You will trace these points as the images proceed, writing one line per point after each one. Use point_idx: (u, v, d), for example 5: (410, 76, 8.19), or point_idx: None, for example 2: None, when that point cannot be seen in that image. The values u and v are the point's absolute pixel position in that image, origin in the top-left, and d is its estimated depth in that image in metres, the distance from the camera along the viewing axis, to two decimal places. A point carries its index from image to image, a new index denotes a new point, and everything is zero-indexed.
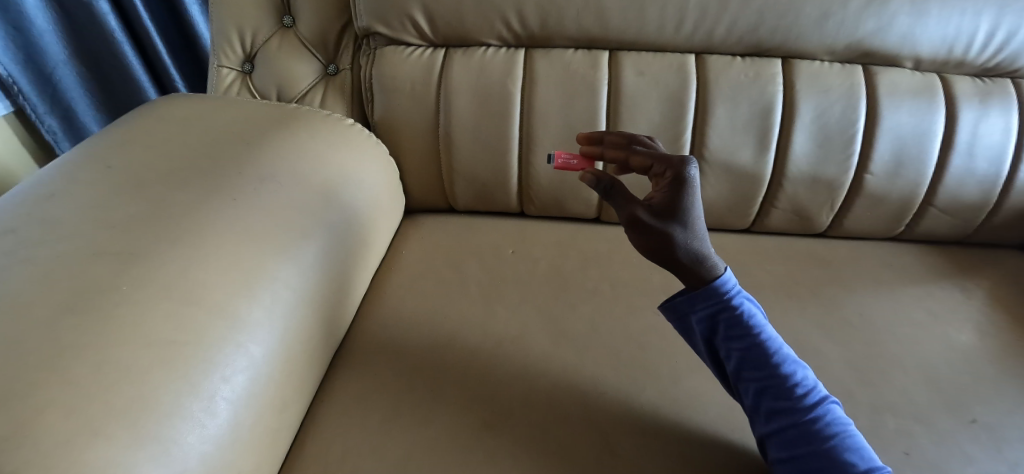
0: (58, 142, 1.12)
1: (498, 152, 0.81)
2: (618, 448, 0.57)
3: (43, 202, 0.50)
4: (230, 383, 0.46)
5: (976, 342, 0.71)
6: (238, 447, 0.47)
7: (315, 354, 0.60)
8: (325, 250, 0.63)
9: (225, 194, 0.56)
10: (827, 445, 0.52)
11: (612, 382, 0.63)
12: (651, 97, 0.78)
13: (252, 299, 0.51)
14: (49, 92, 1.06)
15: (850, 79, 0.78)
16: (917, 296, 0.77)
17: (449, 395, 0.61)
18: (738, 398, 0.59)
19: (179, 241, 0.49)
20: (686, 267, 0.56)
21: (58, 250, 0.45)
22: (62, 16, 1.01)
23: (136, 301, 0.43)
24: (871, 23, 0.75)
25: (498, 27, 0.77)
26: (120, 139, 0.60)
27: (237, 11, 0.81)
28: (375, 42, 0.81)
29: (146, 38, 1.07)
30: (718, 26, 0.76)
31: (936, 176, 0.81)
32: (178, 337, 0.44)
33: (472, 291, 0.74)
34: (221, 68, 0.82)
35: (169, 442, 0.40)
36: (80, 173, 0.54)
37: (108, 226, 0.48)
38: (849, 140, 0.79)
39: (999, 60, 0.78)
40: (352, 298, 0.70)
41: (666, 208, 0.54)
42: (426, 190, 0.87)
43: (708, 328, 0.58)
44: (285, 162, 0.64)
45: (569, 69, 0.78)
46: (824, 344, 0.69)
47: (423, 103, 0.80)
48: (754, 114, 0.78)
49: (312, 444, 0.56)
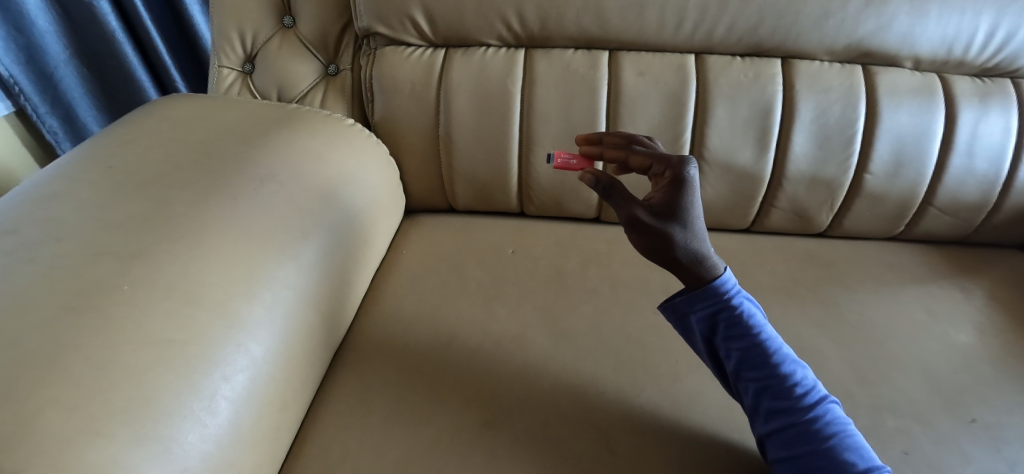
0: (59, 143, 1.12)
1: (498, 152, 0.81)
2: (618, 448, 0.57)
3: (43, 202, 0.50)
4: (230, 383, 0.46)
5: (976, 342, 0.71)
6: (239, 447, 0.47)
7: (315, 354, 0.60)
8: (325, 250, 0.63)
9: (225, 195, 0.56)
10: (826, 445, 0.52)
11: (612, 382, 0.63)
12: (651, 97, 0.78)
13: (252, 299, 0.51)
14: (50, 92, 1.07)
15: (850, 79, 0.78)
16: (917, 295, 0.77)
17: (449, 394, 0.61)
18: (738, 397, 0.59)
19: (179, 241, 0.49)
20: (685, 267, 0.56)
21: (58, 250, 0.45)
22: (63, 16, 1.01)
23: (137, 301, 0.43)
24: (871, 23, 0.75)
25: (498, 27, 0.77)
26: (120, 140, 0.60)
27: (237, 11, 0.81)
28: (375, 42, 0.81)
29: (146, 38, 1.07)
30: (718, 27, 0.76)
31: (936, 176, 0.81)
32: (178, 336, 0.44)
33: (472, 291, 0.74)
34: (222, 68, 0.82)
35: (169, 441, 0.40)
36: (81, 173, 0.54)
37: (109, 226, 0.48)
38: (849, 140, 0.79)
39: (999, 60, 0.78)
40: (352, 298, 0.70)
41: (665, 208, 0.54)
42: (426, 190, 0.87)
43: (708, 328, 0.58)
44: (286, 162, 0.64)
45: (569, 69, 0.78)
46: (824, 344, 0.69)
47: (424, 103, 0.80)
48: (754, 114, 0.78)
49: (312, 444, 0.57)
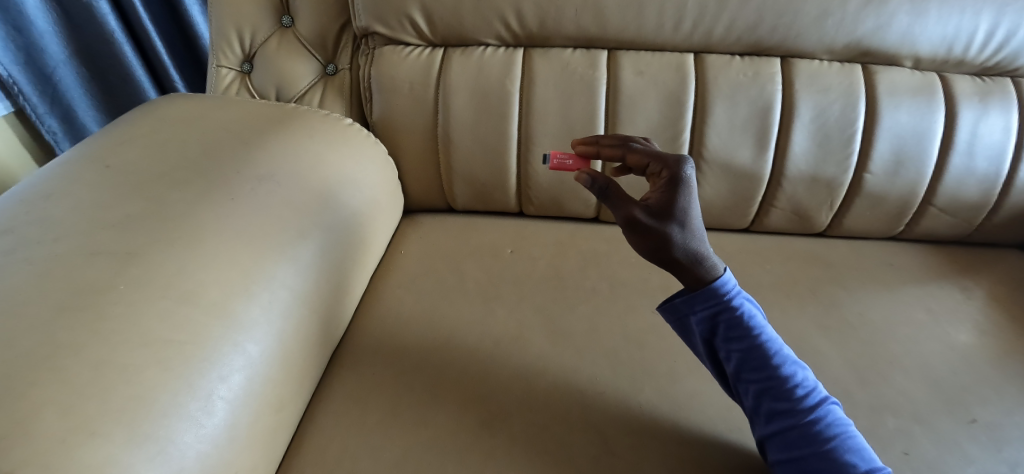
0: (58, 142, 1.12)
1: (497, 152, 0.81)
2: (617, 448, 0.57)
3: (40, 202, 0.50)
4: (227, 382, 0.46)
5: (975, 342, 0.70)
6: (235, 446, 0.47)
7: (312, 355, 0.60)
8: (323, 250, 0.63)
9: (223, 195, 0.56)
10: (827, 447, 0.51)
11: (611, 382, 0.63)
12: (650, 96, 0.78)
13: (250, 299, 0.51)
14: (49, 92, 1.06)
15: (850, 78, 0.78)
16: (917, 295, 0.77)
17: (447, 395, 0.61)
18: (738, 399, 0.59)
19: (178, 240, 0.49)
20: (684, 267, 0.55)
21: (54, 250, 0.45)
22: (63, 17, 1.01)
23: (134, 301, 0.43)
24: (871, 22, 0.74)
25: (497, 27, 0.77)
26: (118, 139, 0.60)
27: (236, 11, 0.81)
28: (374, 42, 0.81)
29: (146, 38, 1.07)
30: (717, 26, 0.76)
31: (936, 176, 0.81)
32: (176, 336, 0.44)
33: (470, 290, 0.74)
34: (221, 68, 0.82)
35: (164, 441, 0.40)
36: (78, 173, 0.54)
37: (107, 225, 0.48)
38: (849, 139, 0.79)
39: (999, 59, 0.78)
40: (350, 297, 0.70)
41: (663, 208, 0.53)
42: (425, 190, 0.87)
43: (707, 329, 0.58)
44: (284, 162, 0.64)
45: (568, 69, 0.78)
46: (824, 344, 0.69)
47: (422, 102, 0.80)
48: (753, 113, 0.78)
49: (311, 443, 0.57)
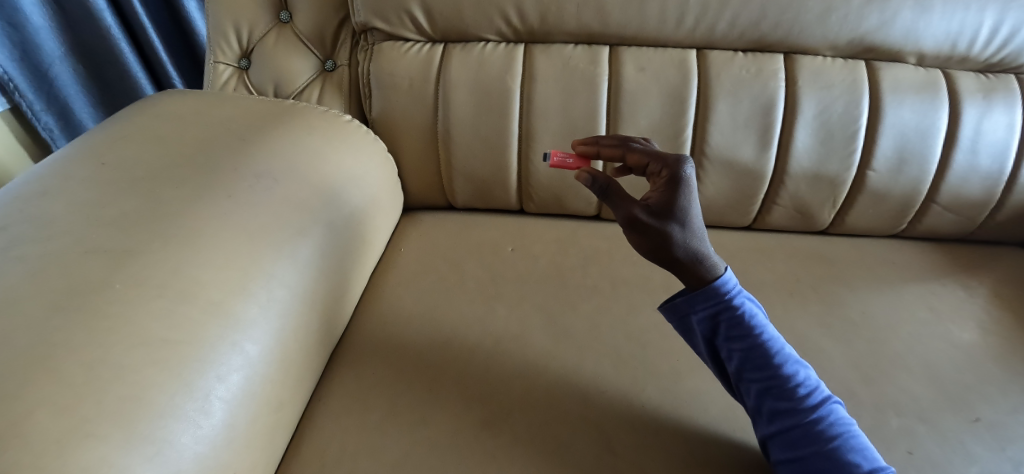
0: (54, 140, 1.11)
1: (497, 148, 0.80)
2: (618, 448, 0.56)
3: (34, 200, 0.49)
4: (224, 382, 0.46)
5: (978, 340, 0.70)
6: (233, 445, 0.46)
7: (312, 353, 0.60)
8: (321, 249, 0.62)
9: (220, 192, 0.55)
10: (830, 446, 0.51)
11: (612, 381, 0.62)
12: (651, 93, 0.77)
13: (248, 298, 0.51)
14: (44, 88, 1.05)
15: (853, 75, 0.77)
16: (920, 293, 0.77)
17: (446, 394, 0.60)
18: (740, 399, 0.59)
19: (175, 239, 0.48)
20: (686, 266, 0.55)
21: (49, 249, 0.44)
22: (58, 13, 1.00)
23: (129, 300, 0.42)
24: (874, 18, 0.74)
25: (498, 22, 0.76)
26: (114, 136, 0.59)
27: (232, 6, 0.80)
28: (374, 38, 0.80)
29: (142, 34, 1.07)
30: (719, 22, 0.75)
31: (939, 173, 0.80)
32: (173, 336, 0.43)
33: (471, 289, 0.73)
34: (217, 64, 0.81)
35: (162, 442, 0.39)
36: (74, 170, 0.53)
37: (100, 223, 0.47)
38: (852, 137, 0.78)
39: (1003, 56, 0.77)
40: (350, 295, 0.70)
41: (664, 208, 0.53)
42: (425, 187, 0.86)
43: (709, 328, 0.57)
44: (282, 160, 0.63)
45: (569, 64, 0.77)
46: (827, 342, 0.68)
47: (421, 98, 0.79)
48: (755, 111, 0.77)
49: (309, 444, 0.56)
